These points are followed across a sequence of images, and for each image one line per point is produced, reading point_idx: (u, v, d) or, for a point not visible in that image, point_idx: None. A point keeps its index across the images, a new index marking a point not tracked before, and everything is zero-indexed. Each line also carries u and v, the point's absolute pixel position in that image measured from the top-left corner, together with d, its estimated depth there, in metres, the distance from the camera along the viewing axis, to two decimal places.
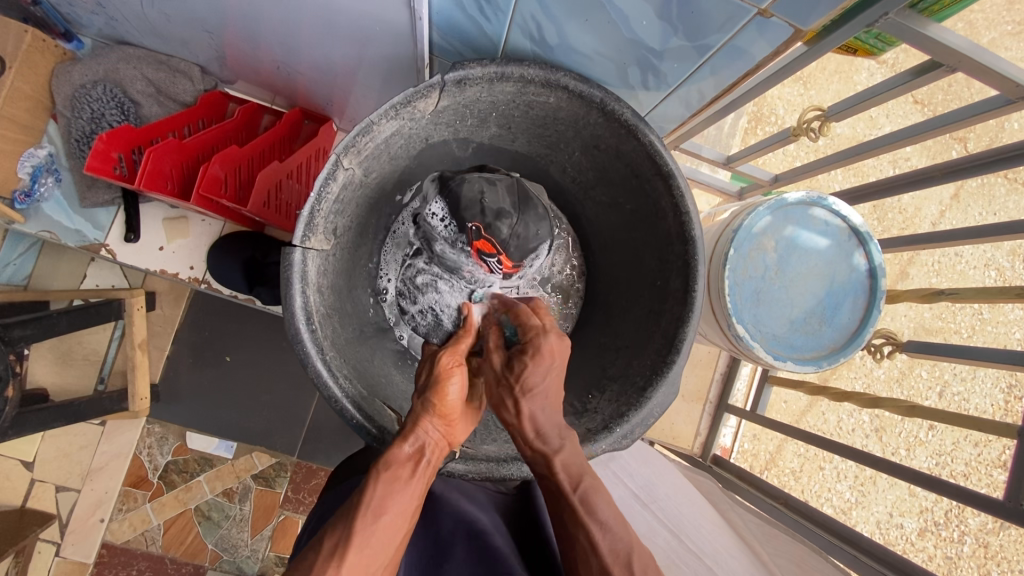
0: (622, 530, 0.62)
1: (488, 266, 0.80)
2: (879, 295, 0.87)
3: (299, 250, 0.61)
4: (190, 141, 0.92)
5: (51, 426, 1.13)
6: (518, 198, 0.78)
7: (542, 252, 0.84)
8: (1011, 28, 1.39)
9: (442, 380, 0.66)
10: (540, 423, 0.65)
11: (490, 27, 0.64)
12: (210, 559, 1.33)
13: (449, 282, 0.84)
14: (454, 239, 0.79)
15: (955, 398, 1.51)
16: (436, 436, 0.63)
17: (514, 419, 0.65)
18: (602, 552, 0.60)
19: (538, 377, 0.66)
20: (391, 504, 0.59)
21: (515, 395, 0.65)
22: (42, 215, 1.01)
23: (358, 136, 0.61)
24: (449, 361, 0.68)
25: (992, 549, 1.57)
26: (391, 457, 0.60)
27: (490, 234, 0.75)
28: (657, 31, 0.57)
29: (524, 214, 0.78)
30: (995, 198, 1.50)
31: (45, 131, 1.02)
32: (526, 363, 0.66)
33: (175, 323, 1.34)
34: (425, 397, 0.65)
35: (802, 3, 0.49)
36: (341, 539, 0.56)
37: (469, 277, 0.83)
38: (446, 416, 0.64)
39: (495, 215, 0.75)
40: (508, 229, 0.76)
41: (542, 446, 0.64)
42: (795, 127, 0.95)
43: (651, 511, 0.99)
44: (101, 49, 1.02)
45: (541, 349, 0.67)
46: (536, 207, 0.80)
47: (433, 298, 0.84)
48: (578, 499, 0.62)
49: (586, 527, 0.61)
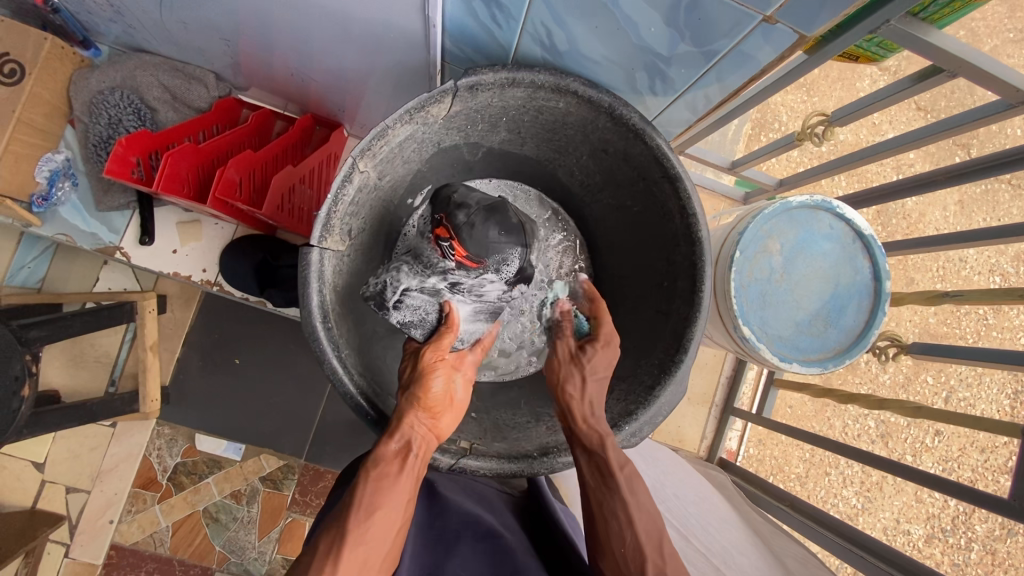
0: (656, 517, 0.65)
1: (441, 252, 0.74)
2: (885, 298, 0.88)
3: (316, 250, 0.63)
4: (205, 146, 0.94)
5: (64, 426, 1.14)
6: (490, 205, 0.74)
7: (514, 260, 0.77)
8: (1013, 36, 1.42)
9: (425, 374, 0.70)
10: (598, 406, 0.69)
11: (501, 34, 0.66)
12: (217, 561, 1.33)
13: (410, 266, 0.76)
14: (424, 231, 0.80)
15: (961, 403, 1.52)
16: (423, 430, 0.65)
17: (576, 394, 0.69)
18: (637, 528, 0.63)
19: (603, 365, 0.72)
20: (382, 501, 0.60)
21: (584, 375, 0.71)
22: (60, 218, 1.03)
23: (374, 140, 0.63)
24: (432, 357, 0.71)
25: (1000, 556, 1.57)
26: (379, 455, 0.62)
27: (448, 221, 0.73)
28: (664, 37, 0.59)
29: (493, 215, 0.73)
30: (999, 204, 1.52)
31: (63, 136, 1.04)
32: (597, 348, 0.73)
33: (186, 326, 1.35)
34: (410, 392, 0.67)
35: (805, 10, 0.51)
36: (335, 537, 0.57)
37: (427, 262, 0.76)
38: (430, 410, 0.67)
39: (456, 206, 0.73)
40: (464, 216, 0.72)
41: (597, 425, 0.67)
42: (798, 132, 0.96)
43: (661, 513, 0.96)
44: (119, 56, 1.04)
45: (609, 341, 0.74)
46: (509, 217, 0.75)
47: (391, 275, 0.75)
48: (624, 478, 0.64)
49: (626, 504, 0.64)
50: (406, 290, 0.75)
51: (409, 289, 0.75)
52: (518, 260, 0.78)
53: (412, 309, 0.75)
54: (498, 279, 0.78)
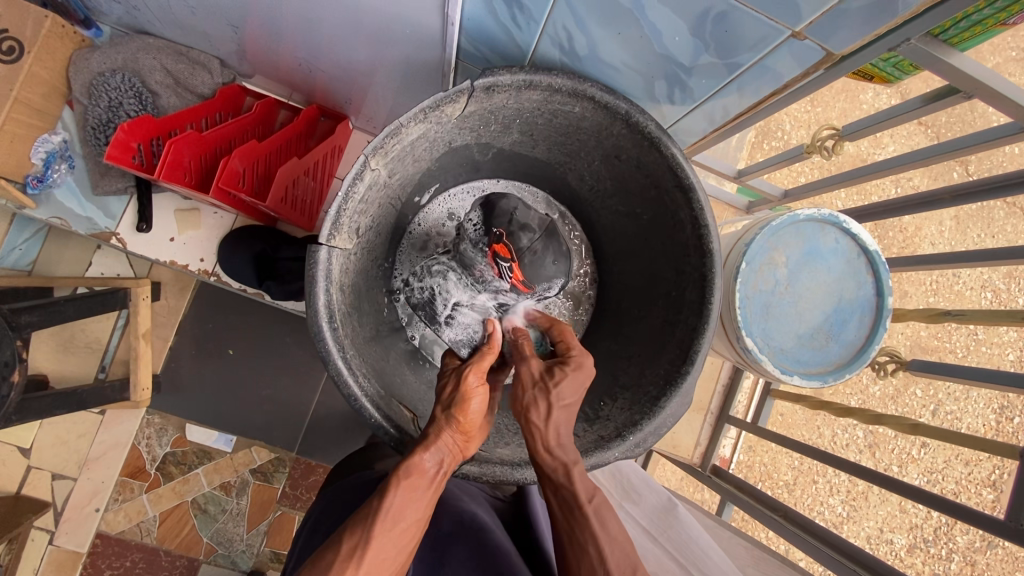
0: (630, 550, 0.62)
1: (497, 270, 0.77)
2: (886, 313, 0.88)
3: (325, 248, 0.61)
4: (209, 135, 0.92)
5: (52, 413, 1.11)
6: (548, 232, 0.81)
7: (555, 287, 0.84)
8: (1015, 54, 1.43)
9: (464, 399, 0.65)
10: (564, 434, 0.65)
11: (520, 35, 0.64)
12: (204, 553, 1.32)
13: (459, 276, 0.84)
14: (473, 240, 0.81)
15: (948, 416, 1.54)
16: (454, 449, 0.63)
17: (541, 421, 0.65)
18: (609, 563, 0.60)
19: (573, 390, 0.67)
20: (408, 511, 0.59)
21: (549, 401, 0.66)
22: (54, 201, 1.01)
23: (387, 138, 0.61)
24: (473, 381, 0.66)
25: (978, 567, 1.60)
26: (413, 465, 0.60)
27: (510, 241, 0.76)
28: (688, 47, 0.58)
29: (546, 241, 0.80)
30: (994, 221, 1.54)
31: (59, 117, 1.01)
32: (567, 373, 0.67)
33: (179, 314, 1.33)
34: (448, 412, 0.64)
35: (838, 25, 0.50)
36: (359, 541, 0.56)
37: (476, 277, 0.82)
38: (466, 432, 0.64)
39: (519, 227, 0.78)
40: (527, 241, 0.77)
41: (561, 453, 0.64)
42: (808, 144, 0.95)
43: (661, 544, 0.98)
44: (120, 37, 1.01)
45: (583, 365, 0.69)
46: (559, 244, 0.83)
47: (440, 283, 0.85)
48: (592, 511, 0.63)
49: (597, 539, 0.61)
50: (457, 306, 0.84)
51: (460, 305, 0.84)
52: (558, 286, 0.85)
53: (461, 325, 0.84)
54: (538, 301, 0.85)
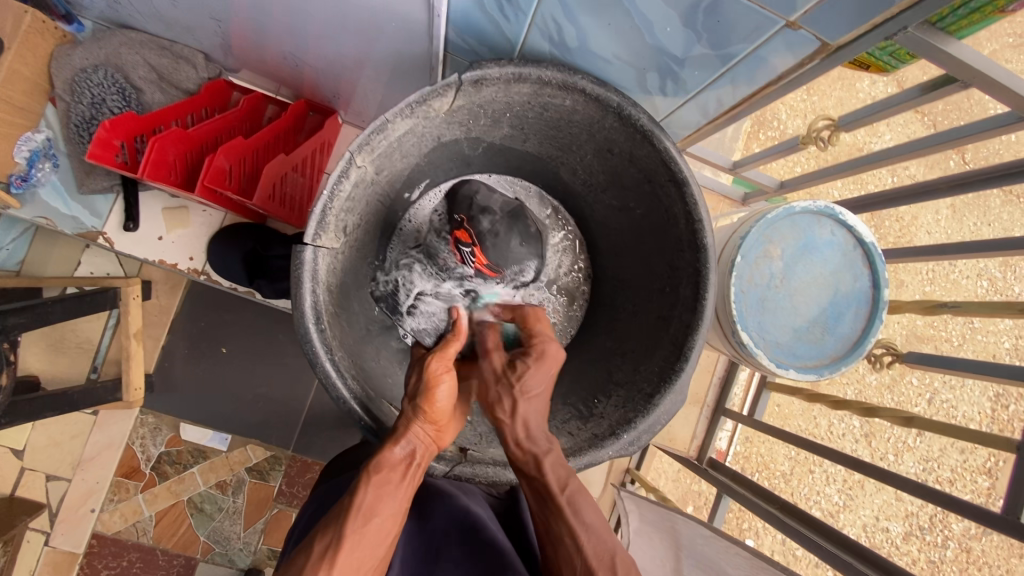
0: (606, 535, 0.62)
1: (461, 256, 0.76)
2: (882, 306, 0.87)
3: (311, 248, 0.60)
4: (194, 132, 0.90)
5: (43, 416, 1.10)
6: (513, 211, 0.74)
7: (529, 270, 0.80)
8: (1011, 40, 1.40)
9: (430, 386, 0.64)
10: (533, 425, 0.66)
11: (509, 27, 0.63)
12: (202, 551, 1.32)
13: (424, 267, 0.82)
14: (438, 229, 0.81)
15: (944, 405, 1.53)
16: (427, 440, 0.62)
17: (507, 416, 0.65)
18: (586, 552, 0.60)
19: (537, 382, 0.68)
20: (382, 507, 0.59)
21: (513, 395, 0.66)
22: (39, 200, 0.99)
23: (373, 134, 0.60)
24: (438, 368, 0.66)
25: (975, 553, 1.60)
26: (381, 461, 0.59)
27: (470, 225, 0.73)
28: (680, 38, 0.57)
29: (513, 222, 0.74)
30: (991, 209, 1.52)
31: (43, 114, 0.99)
32: (529, 366, 0.68)
33: (171, 313, 1.32)
34: (414, 403, 0.63)
35: (832, 14, 0.49)
36: (330, 543, 0.56)
37: (442, 266, 0.81)
38: (436, 421, 0.63)
39: (479, 212, 0.73)
40: (489, 224, 0.72)
41: (531, 445, 0.64)
42: (803, 135, 0.93)
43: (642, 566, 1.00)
44: (103, 31, 0.98)
45: (545, 353, 0.70)
46: (527, 225, 0.77)
47: (405, 275, 0.83)
48: (565, 501, 0.62)
49: (573, 528, 0.61)
50: (420, 295, 0.82)
51: (424, 294, 0.82)
52: (532, 269, 0.80)
53: (424, 314, 0.81)
54: (512, 285, 0.81)
